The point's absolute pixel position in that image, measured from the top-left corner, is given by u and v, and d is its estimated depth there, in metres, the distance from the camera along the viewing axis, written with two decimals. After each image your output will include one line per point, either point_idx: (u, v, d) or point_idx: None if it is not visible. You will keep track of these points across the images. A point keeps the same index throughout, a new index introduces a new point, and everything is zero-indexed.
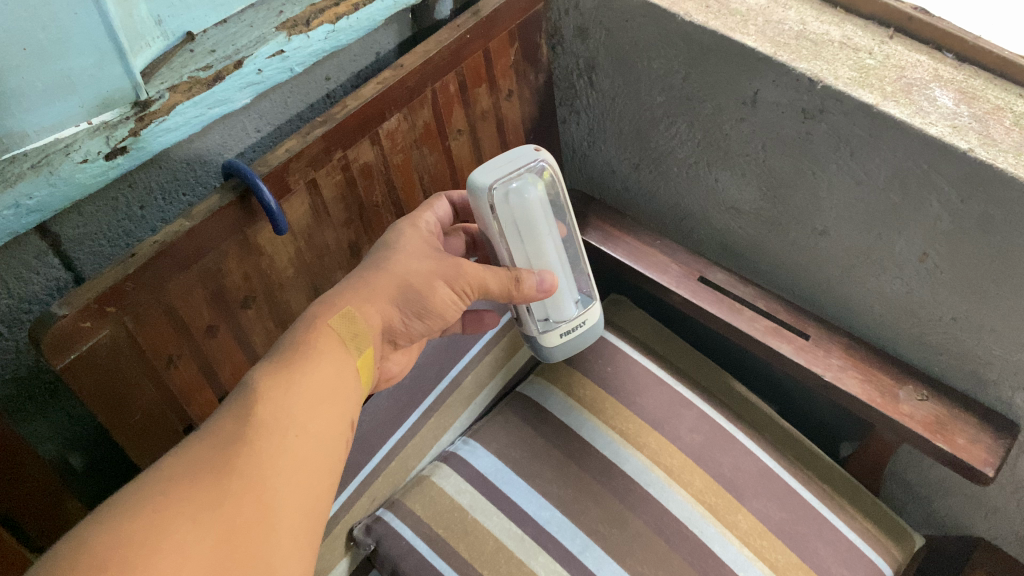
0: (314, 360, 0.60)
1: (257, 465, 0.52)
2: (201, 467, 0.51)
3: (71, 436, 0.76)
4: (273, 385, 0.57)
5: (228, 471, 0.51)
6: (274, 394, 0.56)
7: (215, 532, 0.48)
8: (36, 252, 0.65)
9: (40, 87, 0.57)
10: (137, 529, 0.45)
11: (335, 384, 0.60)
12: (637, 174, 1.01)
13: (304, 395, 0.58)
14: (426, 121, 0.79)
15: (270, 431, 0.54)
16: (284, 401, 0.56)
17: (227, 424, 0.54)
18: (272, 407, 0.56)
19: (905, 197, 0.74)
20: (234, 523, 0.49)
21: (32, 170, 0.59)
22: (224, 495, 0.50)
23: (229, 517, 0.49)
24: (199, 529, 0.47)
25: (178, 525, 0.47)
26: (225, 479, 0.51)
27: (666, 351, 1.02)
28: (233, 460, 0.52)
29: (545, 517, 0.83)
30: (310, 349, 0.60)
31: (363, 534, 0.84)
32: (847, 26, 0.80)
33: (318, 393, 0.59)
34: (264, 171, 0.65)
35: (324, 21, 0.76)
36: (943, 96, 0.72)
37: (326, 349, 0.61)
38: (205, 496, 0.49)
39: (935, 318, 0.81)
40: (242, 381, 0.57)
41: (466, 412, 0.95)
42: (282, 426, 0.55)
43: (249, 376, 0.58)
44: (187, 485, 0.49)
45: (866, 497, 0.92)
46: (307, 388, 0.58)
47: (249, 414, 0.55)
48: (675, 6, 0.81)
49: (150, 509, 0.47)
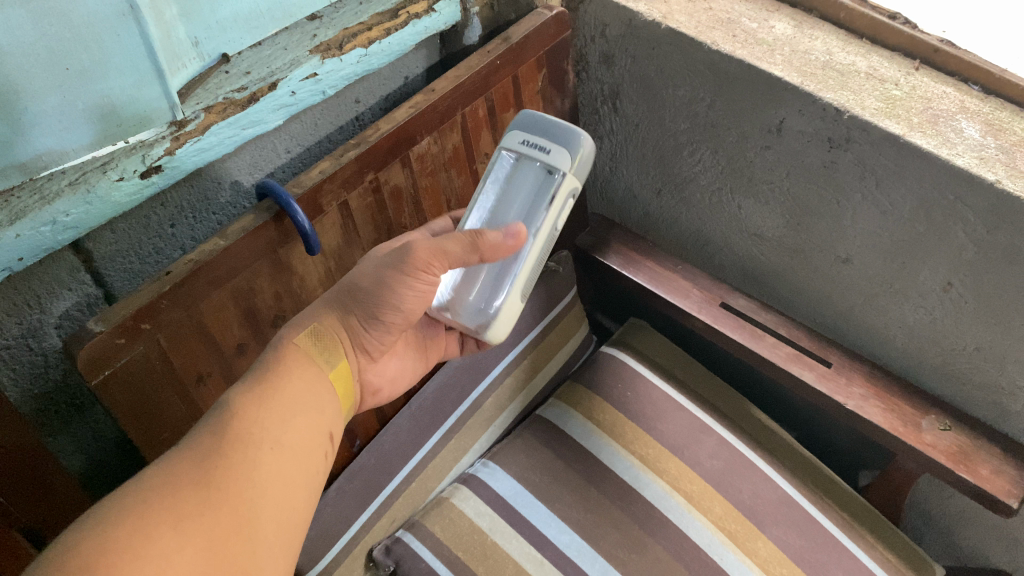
0: (291, 377, 0.61)
1: (234, 479, 0.53)
2: (183, 481, 0.51)
3: (94, 453, 0.76)
4: (249, 403, 0.57)
5: (207, 485, 0.52)
6: (249, 409, 0.57)
7: (197, 544, 0.49)
8: (69, 268, 0.66)
9: (80, 106, 0.57)
10: (124, 536, 0.46)
11: (306, 403, 0.61)
12: (658, 200, 1.02)
13: (281, 407, 0.59)
14: (455, 145, 0.80)
15: (245, 444, 0.55)
16: (258, 419, 0.57)
17: (202, 439, 0.54)
18: (248, 421, 0.56)
19: (930, 227, 0.75)
20: (209, 538, 0.50)
21: (70, 188, 0.59)
22: (204, 508, 0.51)
23: (205, 530, 0.50)
24: (181, 540, 0.48)
25: (165, 534, 0.48)
26: (205, 491, 0.52)
27: (687, 379, 1.01)
28: (209, 473, 0.53)
29: (564, 541, 0.83)
30: (287, 366, 0.61)
31: (383, 554, 0.83)
32: (874, 57, 0.80)
33: (294, 406, 0.60)
34: (299, 192, 0.66)
35: (356, 45, 0.77)
36: (969, 128, 0.72)
37: (301, 368, 0.62)
38: (186, 508, 0.50)
39: (959, 348, 0.81)
40: (223, 396, 0.58)
41: (486, 434, 0.95)
42: (256, 440, 0.56)
43: (226, 392, 0.58)
44: (171, 495, 0.50)
45: (887, 525, 0.91)
46: (281, 404, 0.59)
47: (225, 429, 0.55)
48: (702, 34, 0.81)
49: (134, 517, 0.47)
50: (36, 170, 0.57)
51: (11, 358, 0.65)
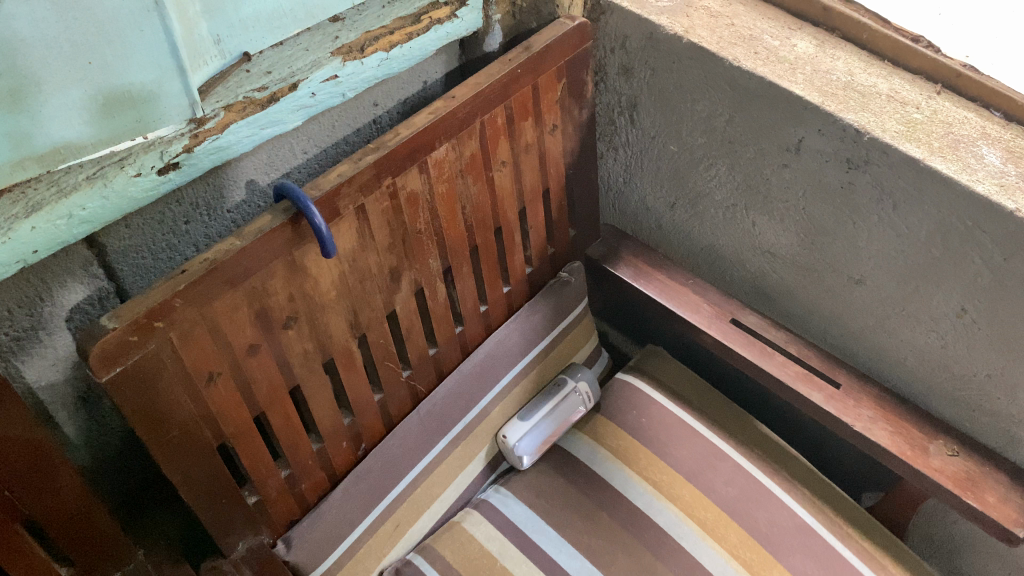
0: None
1: None
2: None
3: (99, 445, 0.77)
4: None
5: None
6: None
7: None
8: (82, 261, 0.66)
9: (100, 102, 0.57)
10: None
11: None
12: (671, 214, 1.01)
13: None
14: (473, 152, 0.79)
15: None
16: None
17: None
18: None
19: (946, 251, 0.74)
20: None
21: (87, 181, 0.59)
22: None
23: None
24: None
25: None
26: None
27: (703, 404, 1.00)
28: None
29: (575, 566, 0.85)
30: None
31: (393, 574, 0.86)
32: (895, 79, 0.80)
33: None
34: (316, 195, 0.66)
35: (378, 48, 0.76)
36: (990, 154, 0.72)
37: None
38: None
39: (970, 374, 0.81)
40: None
41: (490, 443, 0.95)
42: None
43: None
44: None
45: (913, 558, 0.89)
46: None
47: None
48: (723, 50, 0.81)
49: None
50: (54, 163, 0.57)
51: (21, 349, 0.66)
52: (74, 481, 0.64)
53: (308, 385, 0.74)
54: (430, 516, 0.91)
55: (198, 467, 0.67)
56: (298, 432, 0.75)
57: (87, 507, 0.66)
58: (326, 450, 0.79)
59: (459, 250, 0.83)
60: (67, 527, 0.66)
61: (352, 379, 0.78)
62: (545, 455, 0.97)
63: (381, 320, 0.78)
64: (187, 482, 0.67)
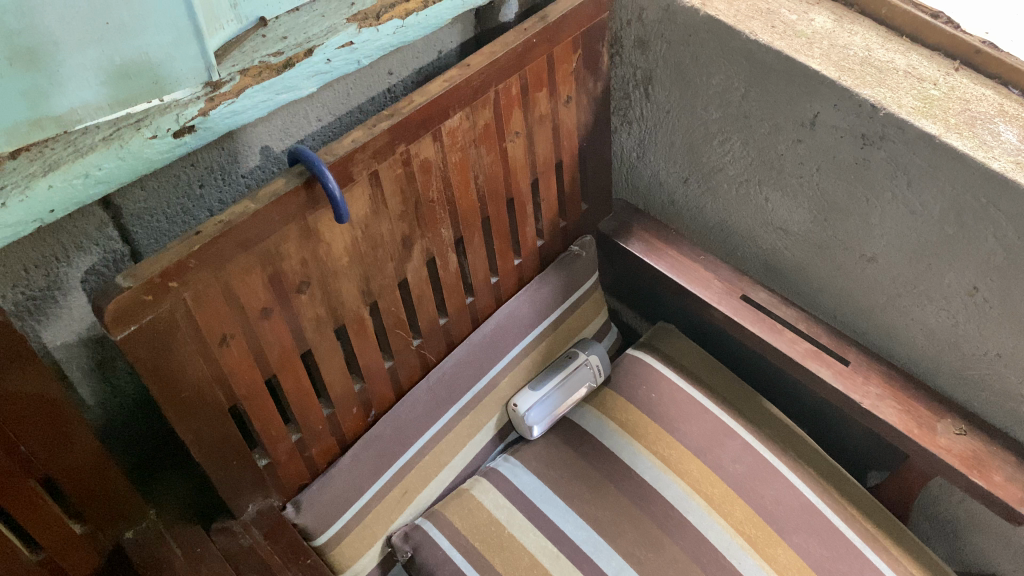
0: None
1: None
2: None
3: (112, 406, 0.78)
4: None
5: None
6: None
7: None
8: (97, 223, 0.67)
9: (118, 63, 0.57)
10: None
11: None
12: (684, 189, 1.01)
13: None
14: (487, 122, 0.79)
15: None
16: None
17: None
18: None
19: (960, 229, 0.74)
20: None
21: (103, 143, 0.60)
22: None
23: None
24: None
25: None
26: None
27: (713, 382, 1.00)
28: None
29: (581, 536, 0.86)
30: None
31: (401, 540, 0.87)
32: (913, 56, 0.80)
33: None
34: (330, 160, 0.66)
35: (394, 16, 0.76)
36: (1007, 132, 0.72)
37: None
38: None
39: (980, 354, 0.81)
40: None
41: (499, 414, 0.96)
42: None
43: None
44: None
45: (914, 540, 0.90)
46: None
47: None
48: (740, 23, 0.81)
49: None
50: (71, 124, 0.57)
51: (37, 309, 0.67)
52: (91, 444, 0.65)
53: (319, 350, 0.75)
54: (438, 484, 0.91)
55: (210, 427, 0.68)
56: (308, 397, 0.76)
57: (99, 465, 0.67)
58: (335, 415, 0.80)
59: (471, 220, 0.83)
60: (80, 483, 0.67)
61: (363, 346, 0.79)
62: (554, 426, 0.97)
63: (392, 288, 0.78)
64: (198, 442, 0.68)
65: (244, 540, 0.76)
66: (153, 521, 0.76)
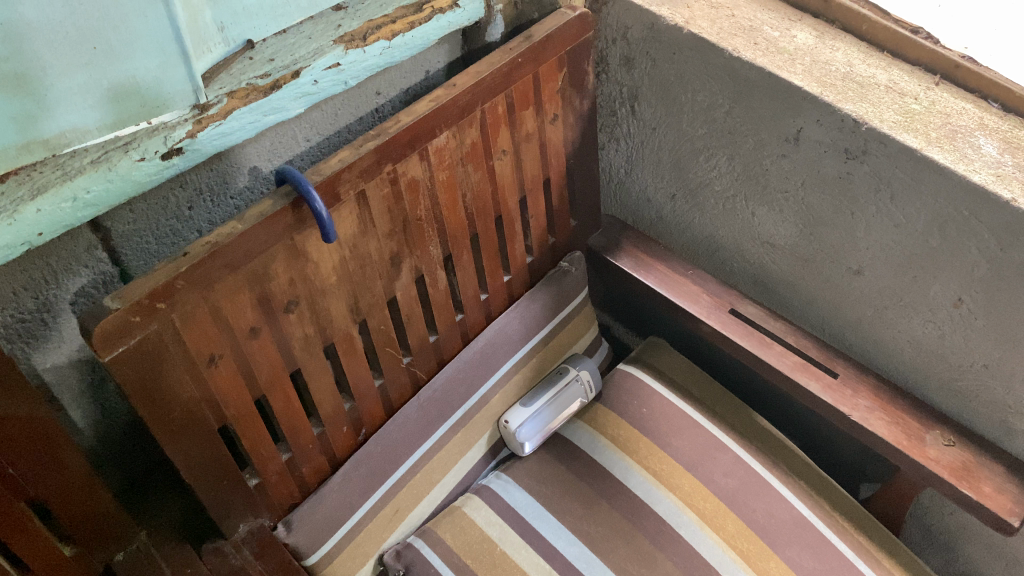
0: None
1: None
2: None
3: (102, 426, 0.78)
4: None
5: None
6: None
7: None
8: (86, 245, 0.67)
9: (105, 87, 0.58)
10: None
11: None
12: (672, 205, 1.02)
13: None
14: (473, 140, 0.80)
15: None
16: None
17: None
18: None
19: (944, 241, 0.75)
20: None
21: (91, 166, 0.59)
22: None
23: None
24: None
25: None
26: None
27: (704, 396, 1.00)
28: None
29: (573, 553, 0.86)
30: None
31: (394, 559, 0.87)
32: (894, 71, 0.81)
33: None
34: (317, 180, 0.67)
35: (380, 37, 0.76)
36: (987, 145, 0.73)
37: None
38: None
39: (966, 364, 0.81)
40: None
41: (490, 430, 0.96)
42: None
43: None
44: None
45: (906, 553, 0.90)
46: None
47: None
48: (723, 41, 0.82)
49: None
50: (59, 147, 0.58)
51: (26, 332, 0.67)
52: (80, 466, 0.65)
53: (309, 370, 0.75)
54: (430, 502, 0.91)
55: (200, 447, 0.68)
56: (298, 416, 0.76)
57: (90, 487, 0.67)
58: (326, 434, 0.80)
59: (460, 238, 0.84)
60: (71, 506, 0.67)
61: (353, 364, 0.79)
62: (546, 443, 0.98)
63: (381, 306, 0.79)
64: (188, 462, 0.68)
65: (235, 560, 0.76)
66: (143, 542, 0.76)
